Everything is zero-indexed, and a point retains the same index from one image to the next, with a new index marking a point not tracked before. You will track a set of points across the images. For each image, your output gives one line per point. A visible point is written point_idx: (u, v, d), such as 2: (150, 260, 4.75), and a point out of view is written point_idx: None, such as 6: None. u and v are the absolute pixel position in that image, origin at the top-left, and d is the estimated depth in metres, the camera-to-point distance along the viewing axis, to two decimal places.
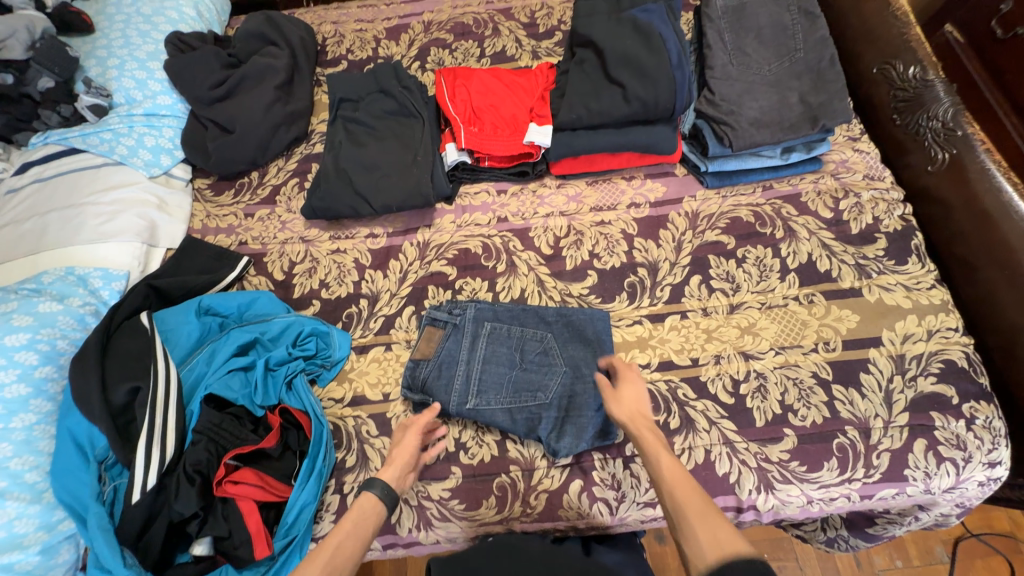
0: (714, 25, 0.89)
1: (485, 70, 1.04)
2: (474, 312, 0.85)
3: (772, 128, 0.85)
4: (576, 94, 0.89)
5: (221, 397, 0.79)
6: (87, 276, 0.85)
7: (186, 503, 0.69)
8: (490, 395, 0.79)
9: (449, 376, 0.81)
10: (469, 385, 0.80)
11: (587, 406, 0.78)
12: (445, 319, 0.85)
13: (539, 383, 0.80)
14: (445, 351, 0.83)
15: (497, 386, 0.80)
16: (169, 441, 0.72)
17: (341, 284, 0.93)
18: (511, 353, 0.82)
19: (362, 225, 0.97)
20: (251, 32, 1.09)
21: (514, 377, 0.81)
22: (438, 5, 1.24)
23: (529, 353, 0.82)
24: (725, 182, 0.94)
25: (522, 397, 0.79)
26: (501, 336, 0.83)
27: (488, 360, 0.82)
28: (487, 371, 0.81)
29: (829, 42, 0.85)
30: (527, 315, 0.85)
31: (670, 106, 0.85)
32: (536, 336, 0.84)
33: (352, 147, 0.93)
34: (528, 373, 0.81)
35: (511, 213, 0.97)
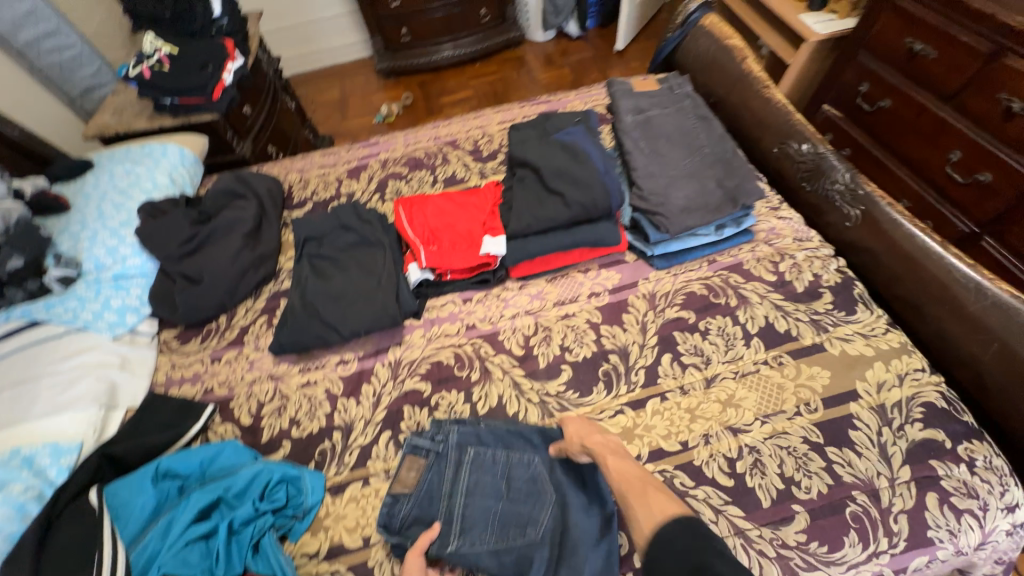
0: (629, 136, 1.03)
1: (438, 194, 1.14)
2: (457, 438, 0.81)
3: (701, 212, 0.94)
4: (522, 207, 0.98)
5: None
6: (32, 456, 0.78)
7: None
8: (475, 534, 0.72)
9: (433, 511, 0.75)
10: (453, 521, 0.73)
11: (582, 540, 0.70)
12: (427, 446, 0.81)
13: (529, 518, 0.73)
14: (427, 484, 0.77)
15: (483, 522, 0.73)
16: None
17: (312, 419, 0.89)
18: (498, 483, 0.77)
19: (332, 353, 0.97)
20: (221, 190, 1.19)
21: (501, 509, 0.74)
22: (392, 145, 1.40)
23: (516, 482, 0.77)
24: (673, 262, 1.01)
25: (509, 534, 0.72)
26: (487, 463, 0.78)
27: (473, 490, 0.76)
28: (471, 505, 0.75)
29: (728, 136, 0.99)
30: (510, 438, 0.81)
31: (606, 206, 0.95)
32: (522, 460, 0.79)
33: (318, 280, 0.97)
34: (516, 505, 0.75)
35: (479, 319, 0.99)
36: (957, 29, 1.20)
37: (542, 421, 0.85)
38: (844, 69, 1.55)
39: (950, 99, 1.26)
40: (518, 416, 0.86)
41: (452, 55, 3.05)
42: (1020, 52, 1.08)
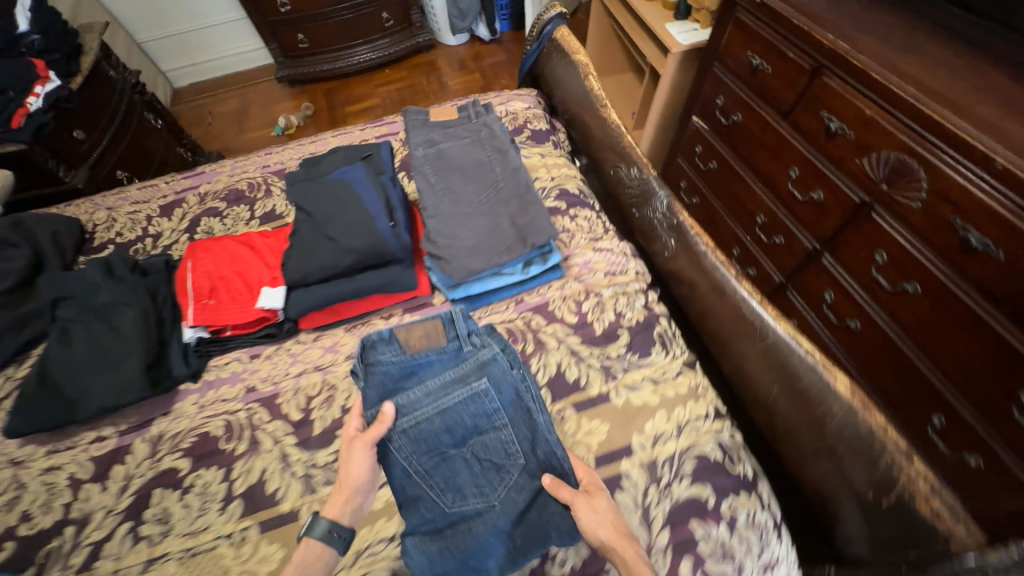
0: (420, 172, 0.96)
1: (233, 236, 1.04)
2: (489, 356, 0.74)
3: (488, 252, 0.88)
4: (297, 256, 0.89)
5: None
6: None
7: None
8: (415, 446, 0.69)
9: (401, 388, 0.72)
10: (410, 416, 0.69)
11: (480, 535, 0.65)
12: (456, 335, 0.75)
13: (461, 489, 0.69)
14: (429, 369, 0.73)
15: (426, 445, 0.69)
16: None
17: (46, 512, 0.78)
18: (471, 431, 0.70)
19: (89, 429, 0.86)
20: None
21: (449, 454, 0.70)
22: (217, 176, 1.29)
23: (481, 458, 0.70)
24: (476, 304, 0.94)
25: (429, 474, 0.69)
26: (478, 403, 0.71)
27: (447, 415, 0.70)
28: (432, 422, 0.70)
29: (521, 167, 0.95)
30: (516, 423, 0.71)
31: (386, 251, 0.87)
32: (503, 440, 0.71)
33: (59, 348, 0.84)
34: (467, 474, 0.69)
35: (261, 379, 0.90)
36: (785, 43, 1.17)
37: (302, 498, 0.76)
38: (704, 81, 1.52)
39: (786, 115, 1.24)
40: (277, 495, 0.77)
41: (371, 56, 2.93)
42: (834, 72, 1.05)
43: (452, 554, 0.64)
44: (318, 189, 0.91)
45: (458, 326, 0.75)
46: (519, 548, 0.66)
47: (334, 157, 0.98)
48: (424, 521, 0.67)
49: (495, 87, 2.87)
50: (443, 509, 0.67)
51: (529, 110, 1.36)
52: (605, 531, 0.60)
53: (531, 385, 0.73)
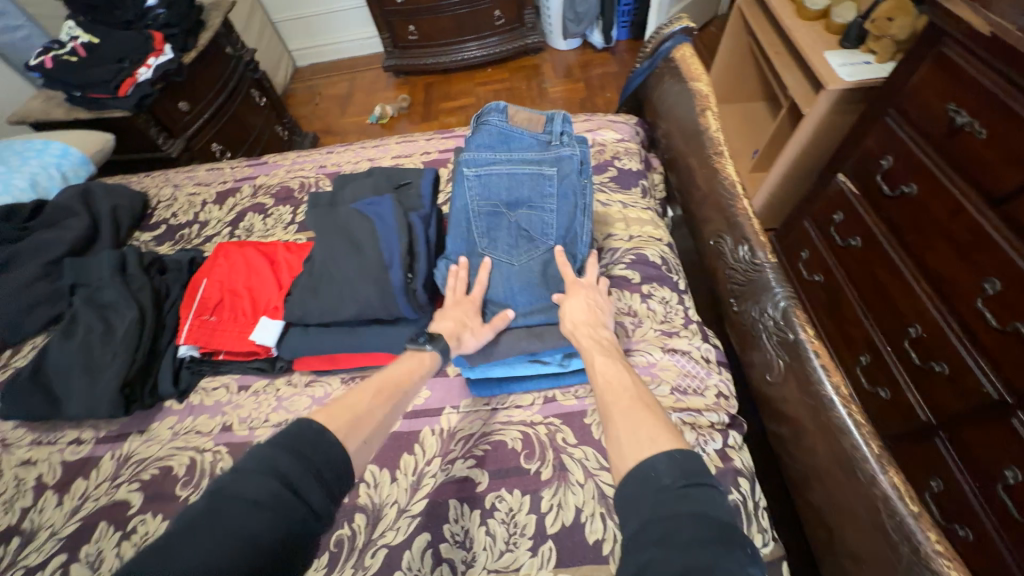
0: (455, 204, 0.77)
1: (257, 244, 0.95)
2: (574, 186, 0.73)
3: (516, 331, 0.71)
4: (299, 290, 0.76)
5: None
6: None
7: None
8: (478, 178, 0.74)
9: (492, 135, 0.76)
10: (484, 160, 0.74)
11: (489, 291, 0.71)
12: (553, 129, 0.77)
13: (495, 250, 0.72)
14: (519, 143, 0.76)
15: (487, 190, 0.74)
16: None
17: (5, 512, 0.74)
18: (520, 230, 0.73)
19: (71, 428, 0.82)
20: (61, 204, 1.07)
21: (498, 212, 0.73)
22: (276, 168, 1.24)
23: (521, 230, 0.73)
24: (493, 389, 0.75)
25: (478, 217, 0.74)
26: (535, 234, 0.72)
27: (513, 181, 0.73)
28: (500, 184, 0.73)
29: (587, 212, 0.73)
30: (563, 210, 0.73)
31: (394, 309, 0.70)
32: (546, 222, 0.73)
33: (59, 341, 0.80)
34: (507, 224, 0.73)
35: (239, 419, 0.79)
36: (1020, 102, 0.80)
37: None
38: (866, 133, 1.15)
39: (997, 204, 0.86)
40: None
41: (479, 52, 2.83)
42: None
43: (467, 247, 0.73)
44: (340, 219, 0.78)
45: (556, 126, 0.77)
46: (532, 303, 0.71)
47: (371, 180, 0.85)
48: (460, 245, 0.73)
49: (598, 99, 2.62)
50: (471, 251, 0.73)
51: (621, 143, 1.12)
52: (571, 316, 0.66)
53: (588, 195, 0.74)
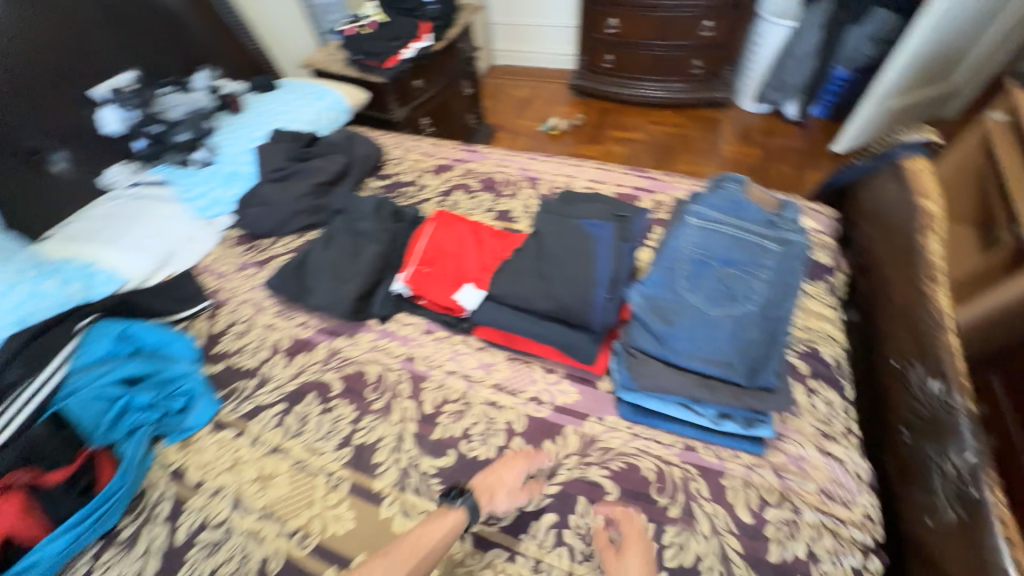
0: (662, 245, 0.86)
1: (471, 220, 1.12)
2: (790, 266, 0.76)
3: (688, 377, 0.74)
4: (511, 273, 0.90)
5: (68, 417, 0.81)
6: (94, 274, 1.06)
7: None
8: (700, 229, 0.82)
9: (722, 199, 0.85)
10: (710, 217, 0.83)
11: (676, 329, 0.76)
12: (783, 214, 0.83)
13: (695, 295, 0.77)
14: (747, 213, 0.83)
15: (704, 241, 0.81)
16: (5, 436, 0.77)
17: (252, 356, 0.99)
18: (725, 285, 0.77)
19: (303, 313, 1.06)
20: (332, 141, 1.38)
21: (709, 263, 0.79)
22: (486, 159, 1.44)
23: (726, 286, 0.77)
24: (639, 417, 0.82)
25: (688, 260, 0.80)
26: (739, 293, 0.76)
27: (732, 242, 0.80)
28: (718, 239, 0.80)
29: (795, 293, 0.74)
30: (773, 285, 0.76)
31: (588, 319, 0.80)
32: (753, 285, 0.76)
33: (322, 247, 1.05)
34: (713, 277, 0.78)
35: (421, 356, 0.96)
36: None
37: (392, 487, 0.78)
38: None
39: None
40: (377, 468, 0.81)
41: (661, 95, 2.93)
42: None
43: (667, 281, 0.80)
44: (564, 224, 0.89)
45: (786, 213, 0.83)
46: (713, 354, 0.73)
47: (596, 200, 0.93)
48: (658, 281, 0.80)
49: (772, 169, 2.53)
50: (671, 286, 0.79)
51: (817, 233, 1.11)
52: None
53: (801, 279, 0.76)
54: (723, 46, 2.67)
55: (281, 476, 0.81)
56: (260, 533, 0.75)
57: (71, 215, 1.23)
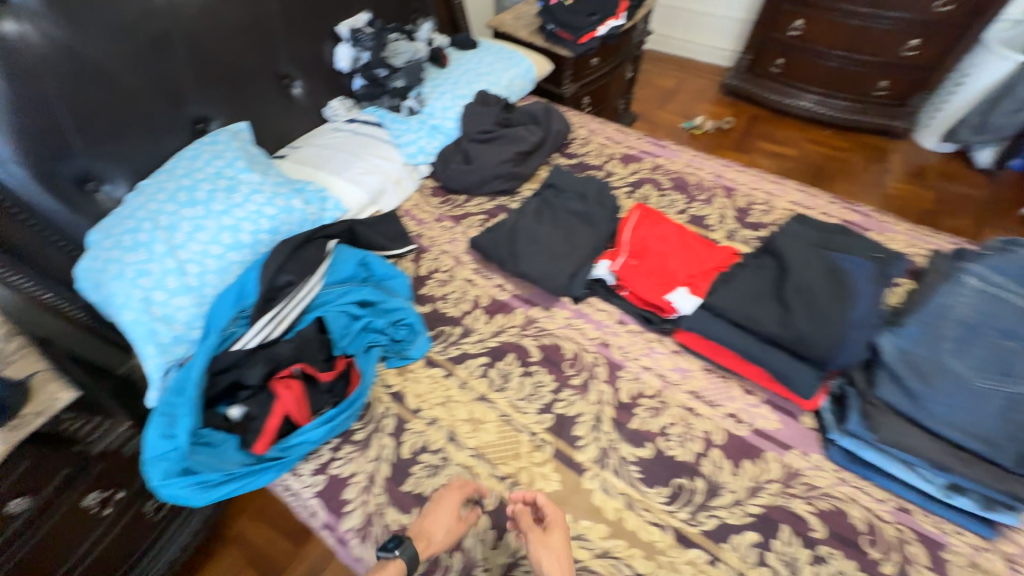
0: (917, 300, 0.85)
1: (674, 224, 1.13)
2: None
3: (936, 443, 0.74)
4: (737, 289, 0.90)
5: (325, 323, 0.95)
6: (326, 198, 1.18)
7: (254, 375, 0.84)
8: (975, 296, 0.80)
9: (1001, 272, 0.83)
10: (988, 286, 0.81)
11: (935, 389, 0.75)
12: None
13: (961, 360, 0.76)
14: None
15: (979, 309, 0.79)
16: (280, 327, 0.91)
17: (455, 305, 1.07)
18: (1001, 361, 0.75)
19: (500, 276, 1.12)
20: (530, 112, 1.41)
21: (982, 332, 0.77)
22: (676, 157, 1.40)
23: (1001, 361, 0.75)
24: (850, 464, 0.80)
25: (956, 323, 0.79)
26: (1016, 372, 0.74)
27: (1012, 318, 0.77)
28: (997, 311, 0.78)
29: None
30: None
31: (826, 356, 0.79)
32: None
33: (534, 221, 1.11)
34: (984, 348, 0.76)
35: (616, 344, 0.99)
36: None
37: (594, 463, 0.83)
38: None
39: None
40: (578, 440, 0.86)
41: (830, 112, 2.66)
42: None
43: (928, 338, 0.79)
44: (812, 256, 0.88)
45: None
46: (971, 427, 0.73)
47: (851, 239, 0.92)
48: (918, 335, 0.79)
49: (949, 219, 2.25)
50: (933, 344, 0.78)
51: None
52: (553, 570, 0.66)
53: None
54: (921, 69, 2.37)
55: (489, 424, 0.88)
56: (474, 469, 0.83)
57: (300, 139, 1.37)
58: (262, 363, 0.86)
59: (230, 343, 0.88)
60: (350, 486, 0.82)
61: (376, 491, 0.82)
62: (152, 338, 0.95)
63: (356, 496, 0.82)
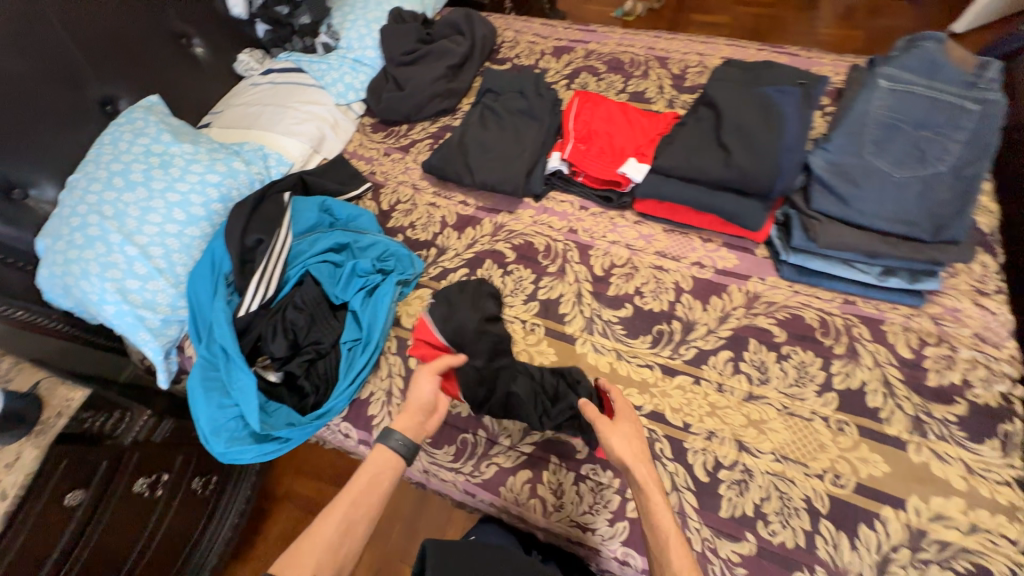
0: (849, 109, 0.86)
1: (616, 102, 1.14)
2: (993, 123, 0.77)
3: (868, 236, 0.81)
4: (682, 146, 0.95)
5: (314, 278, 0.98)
6: (267, 156, 1.16)
7: (278, 347, 0.90)
8: (899, 95, 0.83)
9: (924, 57, 0.83)
10: (905, 78, 0.83)
11: (867, 192, 0.81)
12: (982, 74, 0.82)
13: (895, 161, 0.81)
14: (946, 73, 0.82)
15: (898, 107, 0.82)
16: (272, 284, 0.95)
17: (425, 230, 1.10)
18: (913, 154, 0.80)
19: (460, 193, 1.14)
20: (450, 22, 1.34)
21: (902, 130, 0.81)
22: (607, 39, 1.37)
23: (921, 154, 0.80)
24: (802, 277, 0.90)
25: (879, 127, 0.83)
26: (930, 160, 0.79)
27: (931, 107, 0.80)
28: (915, 104, 0.81)
29: (995, 151, 0.76)
30: (970, 147, 0.78)
31: (767, 185, 0.87)
32: (947, 151, 0.79)
33: (478, 128, 1.11)
34: (909, 145, 0.81)
35: (583, 229, 1.04)
36: None
37: (582, 332, 0.92)
38: None
39: None
40: (565, 317, 0.94)
41: None
42: None
43: (858, 148, 0.83)
44: (742, 95, 0.92)
45: None
46: (896, 218, 0.80)
47: (774, 71, 0.97)
48: (844, 150, 0.84)
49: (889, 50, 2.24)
50: (860, 155, 0.83)
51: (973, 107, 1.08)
52: (618, 447, 0.67)
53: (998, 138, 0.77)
54: None
55: None
56: None
57: (219, 103, 1.29)
58: (280, 334, 0.90)
59: (234, 309, 0.92)
60: (372, 403, 0.91)
61: (396, 402, 0.90)
62: (141, 325, 0.97)
63: (379, 410, 0.90)
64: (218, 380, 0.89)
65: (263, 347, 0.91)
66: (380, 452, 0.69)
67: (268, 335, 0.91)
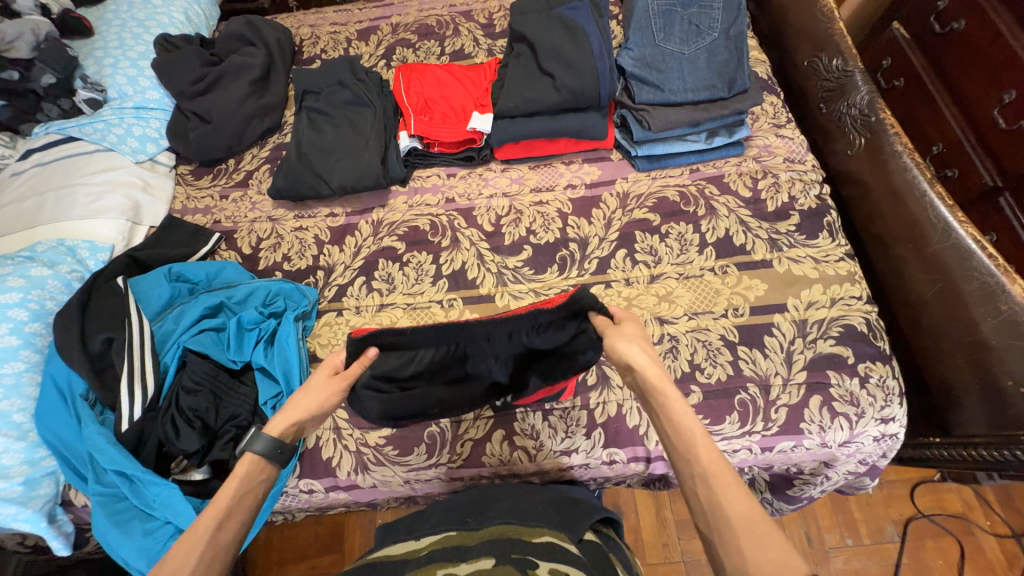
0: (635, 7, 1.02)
1: (438, 65, 1.13)
2: None
3: (685, 109, 0.97)
4: (513, 85, 0.99)
5: (198, 354, 0.87)
6: (75, 247, 0.96)
7: (188, 441, 0.78)
8: None
9: None
10: None
11: (672, 69, 0.98)
12: None
13: (683, 37, 0.99)
14: None
15: None
16: (149, 381, 0.81)
17: (302, 257, 1.02)
18: (691, 28, 0.99)
19: (324, 206, 1.07)
20: (232, 34, 1.21)
21: (676, 11, 1.00)
22: (406, 8, 1.34)
23: (697, 26, 0.99)
24: (655, 164, 1.01)
25: (660, 13, 1.00)
26: (705, 28, 0.99)
27: None
28: None
29: (743, 9, 0.98)
30: (726, 11, 0.99)
31: (596, 94, 0.96)
32: (713, 18, 0.99)
33: (312, 134, 1.05)
34: (686, 22, 1.00)
35: (458, 195, 1.05)
36: None
37: (496, 287, 0.95)
38: None
39: None
40: (476, 281, 0.95)
41: None
42: None
43: (651, 37, 1.00)
44: (545, 23, 1.00)
45: None
46: (699, 87, 0.97)
47: None
48: (642, 43, 1.00)
49: None
50: (655, 41, 1.00)
51: None
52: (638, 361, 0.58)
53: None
54: None
55: (401, 321, 0.93)
56: None
57: None
58: (184, 427, 0.79)
59: (115, 426, 0.79)
60: (324, 446, 0.85)
61: (347, 434, 0.85)
62: None
63: (333, 449, 0.84)
64: (130, 508, 0.77)
65: (170, 449, 0.79)
66: (248, 459, 0.57)
67: (171, 433, 0.79)
